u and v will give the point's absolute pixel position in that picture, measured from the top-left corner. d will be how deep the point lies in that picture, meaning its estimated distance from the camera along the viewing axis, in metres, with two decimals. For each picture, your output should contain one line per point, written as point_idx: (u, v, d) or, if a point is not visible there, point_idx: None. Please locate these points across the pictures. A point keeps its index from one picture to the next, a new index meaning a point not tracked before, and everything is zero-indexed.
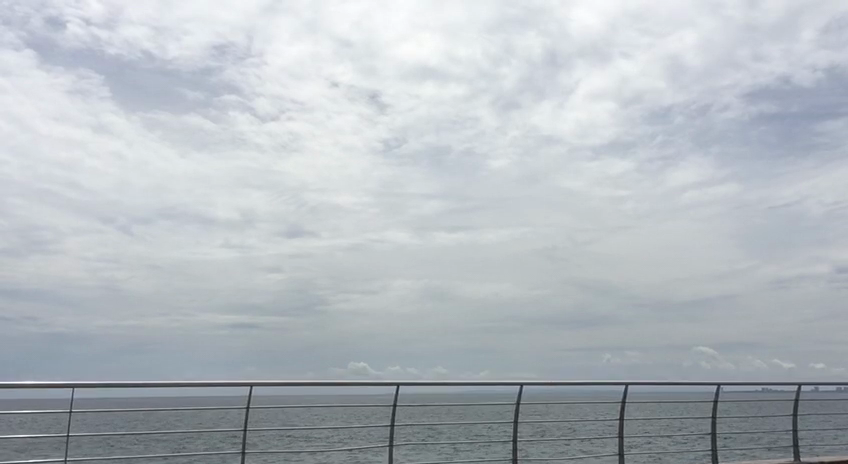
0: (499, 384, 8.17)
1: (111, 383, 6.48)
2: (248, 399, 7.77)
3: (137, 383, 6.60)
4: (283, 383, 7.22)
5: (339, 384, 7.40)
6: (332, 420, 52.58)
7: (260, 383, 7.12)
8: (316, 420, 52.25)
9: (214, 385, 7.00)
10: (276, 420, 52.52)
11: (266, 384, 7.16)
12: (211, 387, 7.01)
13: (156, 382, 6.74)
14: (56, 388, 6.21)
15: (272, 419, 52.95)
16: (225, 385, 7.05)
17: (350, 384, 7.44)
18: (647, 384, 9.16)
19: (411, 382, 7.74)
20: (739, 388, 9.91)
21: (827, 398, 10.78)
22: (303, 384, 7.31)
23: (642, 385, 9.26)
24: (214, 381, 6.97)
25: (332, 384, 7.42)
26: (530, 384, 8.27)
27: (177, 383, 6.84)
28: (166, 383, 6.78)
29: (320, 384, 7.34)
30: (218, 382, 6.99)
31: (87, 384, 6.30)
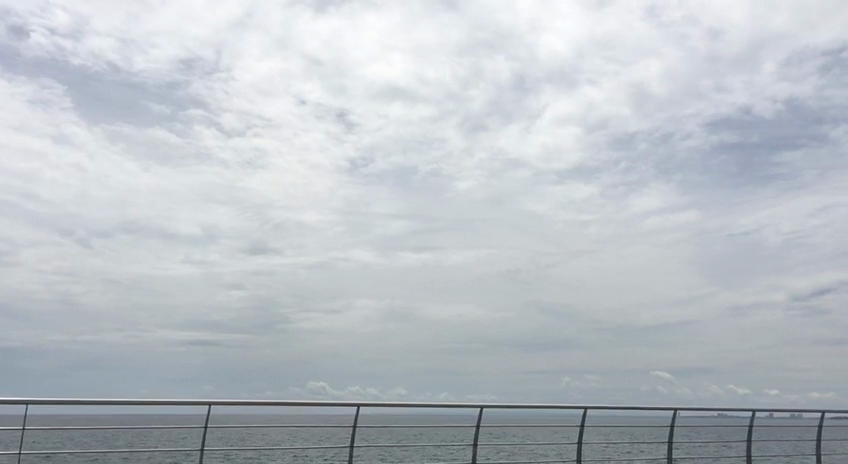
0: (462, 406, 8.25)
1: (64, 400, 6.33)
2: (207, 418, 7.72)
3: (90, 400, 6.44)
4: (249, 400, 7.17)
5: (303, 403, 7.38)
6: (285, 441, 51.60)
7: (217, 401, 7.05)
8: (269, 441, 51.44)
9: (165, 402, 6.89)
10: (230, 440, 51.60)
11: (230, 404, 7.12)
12: (167, 404, 6.90)
13: (125, 400, 6.67)
14: (15, 404, 6.07)
15: (230, 439, 51.84)
16: (183, 402, 6.95)
17: (305, 404, 7.41)
18: (604, 410, 9.35)
19: (376, 403, 7.74)
20: (698, 412, 10.13)
21: (782, 424, 10.90)
22: (265, 403, 7.24)
23: (602, 407, 9.36)
24: (167, 399, 6.86)
25: (289, 403, 7.37)
26: (492, 406, 8.35)
27: (141, 400, 6.75)
28: (131, 400, 6.69)
29: (281, 403, 7.31)
30: (175, 401, 6.90)
31: (42, 400, 6.17)
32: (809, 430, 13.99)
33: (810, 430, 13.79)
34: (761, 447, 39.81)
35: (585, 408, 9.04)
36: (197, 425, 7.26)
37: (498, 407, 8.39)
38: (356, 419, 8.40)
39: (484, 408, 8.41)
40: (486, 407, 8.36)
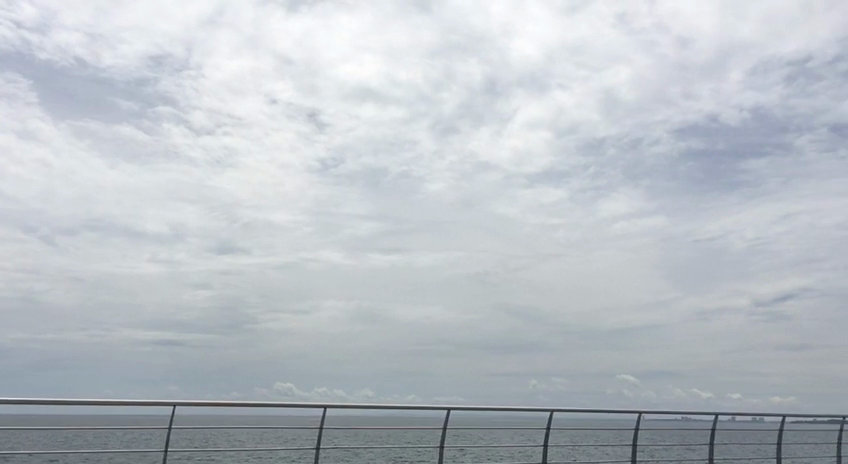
0: (429, 408, 8.24)
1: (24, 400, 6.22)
2: (171, 420, 7.61)
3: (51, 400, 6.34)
4: (215, 403, 7.11)
5: (268, 405, 7.34)
6: (250, 443, 51.24)
7: (181, 402, 6.98)
8: (234, 442, 51.04)
9: (127, 404, 6.80)
10: (194, 441, 51.11)
11: (194, 404, 7.03)
12: (129, 406, 6.81)
13: (86, 401, 6.57)
14: None
15: (194, 441, 51.37)
16: (147, 404, 6.87)
17: (271, 406, 7.36)
18: (569, 413, 9.43)
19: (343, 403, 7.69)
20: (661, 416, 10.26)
21: (743, 428, 11.09)
22: (230, 405, 7.19)
23: (567, 411, 9.45)
24: (129, 400, 6.77)
25: (254, 405, 7.33)
26: (459, 409, 8.38)
27: (103, 402, 6.65)
28: (92, 401, 6.59)
29: (246, 405, 7.25)
30: (139, 401, 6.81)
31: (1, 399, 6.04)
32: (769, 433, 14.19)
33: (770, 433, 13.97)
34: (723, 450, 40.46)
35: (551, 411, 9.13)
36: (160, 427, 7.17)
37: (465, 409, 8.42)
38: (323, 421, 8.36)
39: (451, 411, 8.44)
40: (453, 410, 8.40)
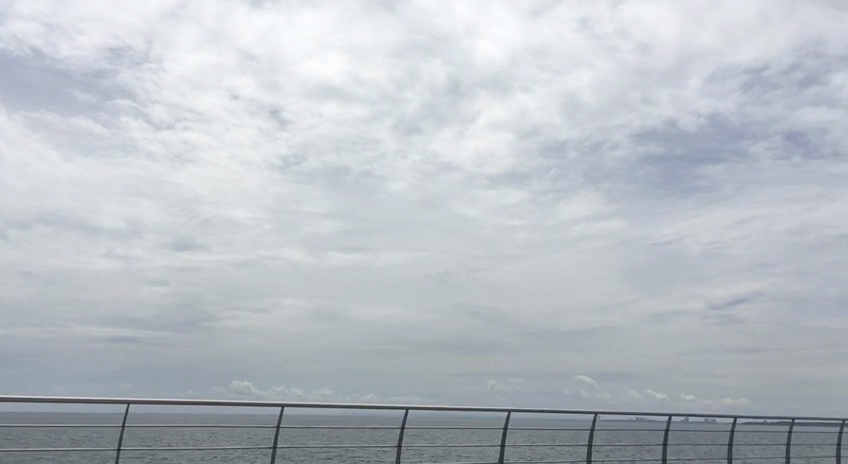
0: (389, 407, 8.23)
1: None
2: (124, 418, 7.50)
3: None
4: (171, 401, 7.02)
5: (225, 403, 7.26)
6: (206, 442, 50.62)
7: (136, 399, 6.86)
8: (188, 441, 50.35)
9: (79, 401, 6.66)
10: (148, 440, 50.31)
11: (149, 402, 6.93)
12: (81, 404, 6.68)
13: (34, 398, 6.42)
14: None
15: (147, 440, 50.57)
16: (100, 401, 6.74)
17: (228, 403, 7.28)
18: (526, 413, 9.50)
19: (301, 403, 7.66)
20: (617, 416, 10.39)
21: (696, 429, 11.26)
22: (187, 403, 7.10)
23: (526, 410, 9.51)
24: (83, 397, 6.64)
25: (210, 403, 7.24)
26: (417, 408, 8.38)
27: (55, 399, 6.52)
28: (42, 397, 6.45)
29: (202, 402, 7.16)
30: (93, 399, 6.68)
31: None
32: (721, 434, 14.44)
33: (722, 434, 14.22)
34: (676, 450, 41.12)
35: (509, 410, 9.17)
36: (113, 425, 7.04)
37: (423, 409, 8.42)
38: (280, 420, 8.30)
39: (410, 410, 8.44)
40: (411, 410, 8.39)
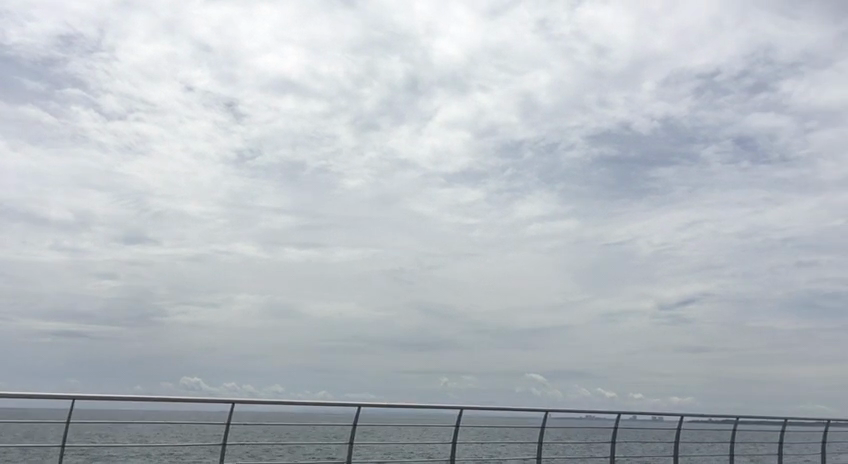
0: (340, 405, 8.18)
1: None
2: (68, 414, 7.33)
3: None
4: (119, 397, 6.88)
5: (173, 399, 7.14)
6: (153, 439, 49.77)
7: (81, 395, 6.72)
8: (136, 438, 49.44)
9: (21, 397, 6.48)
10: (94, 436, 49.28)
11: (94, 398, 6.80)
12: (23, 400, 6.51)
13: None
14: None
15: (93, 437, 49.55)
16: (43, 397, 6.58)
17: (175, 400, 7.16)
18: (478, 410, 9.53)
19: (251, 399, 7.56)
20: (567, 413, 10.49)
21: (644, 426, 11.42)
22: (135, 399, 6.98)
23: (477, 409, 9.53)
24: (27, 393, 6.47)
25: (157, 400, 7.11)
26: (369, 405, 8.35)
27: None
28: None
29: (149, 398, 7.04)
30: (36, 395, 6.51)
31: None
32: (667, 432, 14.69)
33: (669, 432, 14.46)
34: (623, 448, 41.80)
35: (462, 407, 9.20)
36: (57, 420, 6.88)
37: (375, 406, 8.40)
38: (230, 416, 8.19)
39: (361, 407, 8.41)
40: (363, 407, 8.37)
